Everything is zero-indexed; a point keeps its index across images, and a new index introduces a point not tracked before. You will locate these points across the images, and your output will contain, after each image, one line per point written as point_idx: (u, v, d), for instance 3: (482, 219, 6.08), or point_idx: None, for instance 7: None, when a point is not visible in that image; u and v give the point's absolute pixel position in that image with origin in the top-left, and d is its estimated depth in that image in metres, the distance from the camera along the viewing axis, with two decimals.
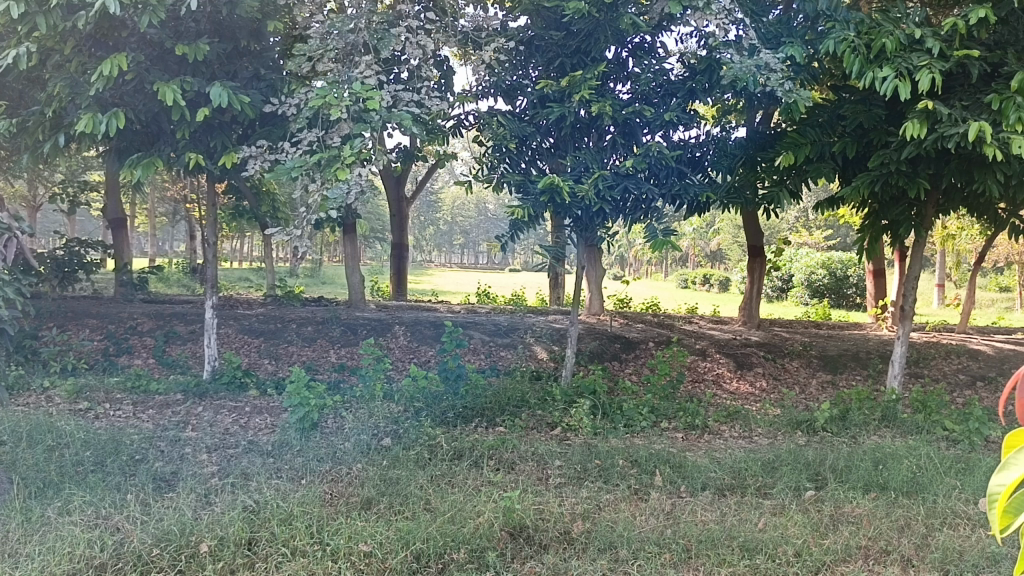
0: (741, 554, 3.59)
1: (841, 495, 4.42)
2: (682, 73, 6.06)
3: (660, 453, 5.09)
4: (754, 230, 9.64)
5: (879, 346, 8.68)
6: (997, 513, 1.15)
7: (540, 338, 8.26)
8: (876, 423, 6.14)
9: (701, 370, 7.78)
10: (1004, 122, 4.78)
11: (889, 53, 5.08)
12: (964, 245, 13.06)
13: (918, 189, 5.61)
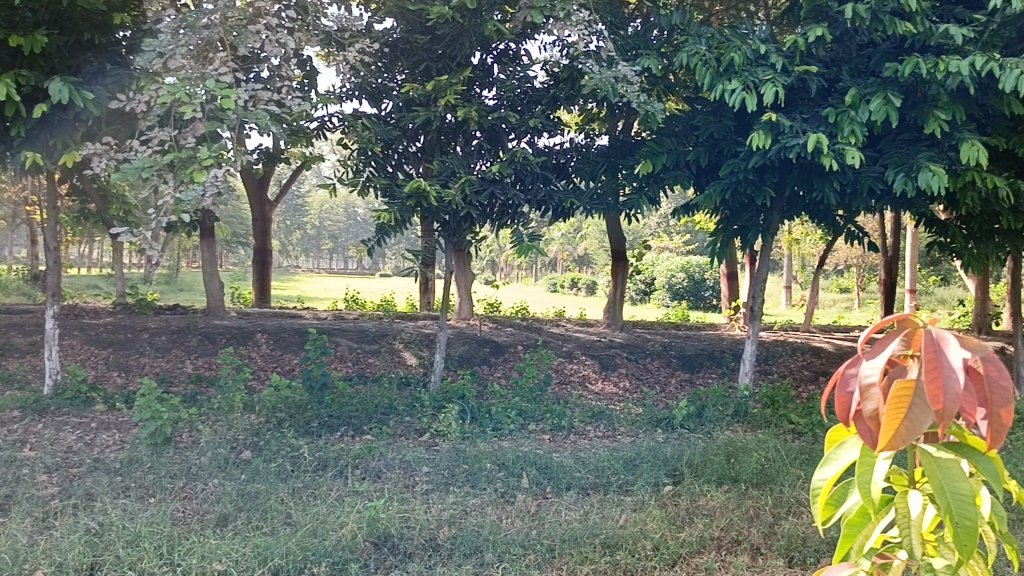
0: (602, 551, 3.67)
1: (696, 489, 4.60)
2: (546, 81, 6.17)
3: (526, 455, 5.15)
4: (617, 235, 9.92)
5: (733, 345, 9.14)
6: (819, 506, 1.28)
7: (409, 343, 8.18)
8: (729, 419, 6.45)
9: (567, 372, 7.93)
10: (840, 134, 5.12)
11: (737, 66, 5.35)
12: (808, 249, 13.95)
13: (765, 196, 5.92)
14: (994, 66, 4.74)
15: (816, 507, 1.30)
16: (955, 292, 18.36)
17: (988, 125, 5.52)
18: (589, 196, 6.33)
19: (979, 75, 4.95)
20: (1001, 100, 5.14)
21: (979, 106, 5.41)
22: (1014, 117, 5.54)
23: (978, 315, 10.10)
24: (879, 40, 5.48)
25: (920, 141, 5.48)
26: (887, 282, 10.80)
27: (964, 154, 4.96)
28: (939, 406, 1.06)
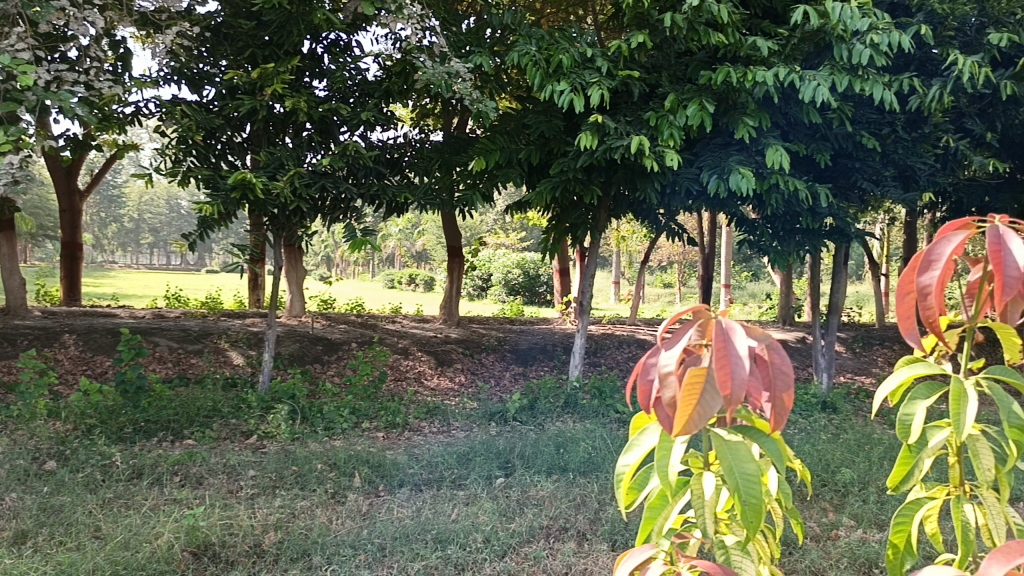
0: (434, 546, 3.67)
1: (527, 479, 4.70)
2: (379, 74, 6.12)
3: (358, 454, 5.06)
4: (453, 231, 9.95)
5: (565, 339, 9.40)
6: (623, 489, 1.24)
7: (236, 343, 7.83)
8: (560, 410, 6.64)
9: (402, 369, 7.86)
10: (661, 137, 5.38)
11: (565, 68, 5.48)
12: (634, 247, 14.59)
13: (592, 195, 6.13)
14: (795, 78, 5.14)
15: (618, 489, 1.26)
16: (764, 287, 19.84)
17: (791, 132, 5.98)
18: (424, 192, 6.22)
19: (782, 86, 5.35)
20: (801, 110, 5.58)
21: (782, 114, 5.85)
22: (812, 125, 6.03)
23: (783, 308, 10.95)
24: (695, 49, 5.80)
25: (731, 146, 5.84)
26: (705, 277, 11.48)
27: (769, 159, 5.35)
28: (727, 391, 1.01)
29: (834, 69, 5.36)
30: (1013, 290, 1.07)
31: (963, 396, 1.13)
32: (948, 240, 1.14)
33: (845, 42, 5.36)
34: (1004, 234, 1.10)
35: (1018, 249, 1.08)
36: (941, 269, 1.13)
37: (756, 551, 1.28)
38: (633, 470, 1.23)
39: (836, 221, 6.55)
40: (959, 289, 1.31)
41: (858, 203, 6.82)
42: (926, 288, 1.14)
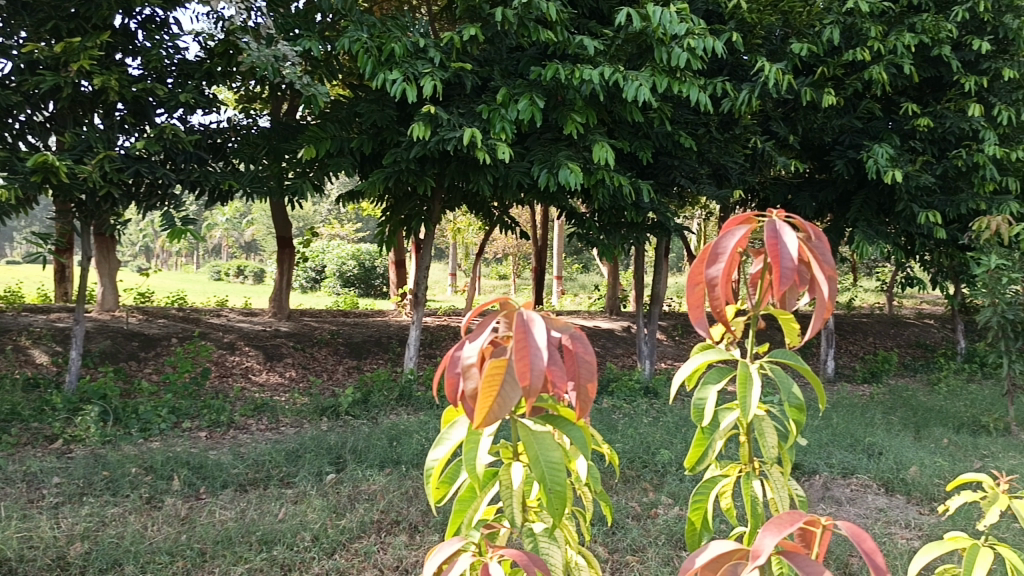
0: (259, 548, 3.53)
1: (359, 474, 4.61)
2: (200, 55, 5.78)
3: (178, 456, 4.78)
4: (283, 220, 9.61)
5: (399, 331, 9.32)
6: (432, 484, 1.23)
7: (39, 339, 7.19)
8: (393, 403, 6.59)
9: (228, 365, 7.50)
10: (492, 130, 5.42)
11: (397, 57, 5.40)
12: (470, 238, 14.69)
13: (425, 186, 6.09)
14: (619, 77, 5.34)
15: (428, 484, 1.25)
16: (594, 278, 20.57)
17: (616, 129, 6.21)
18: (250, 178, 5.94)
19: (608, 84, 5.56)
20: (625, 109, 5.81)
21: (608, 112, 6.05)
22: (635, 123, 6.29)
23: (610, 299, 11.39)
24: (526, 45, 5.90)
25: (560, 141, 5.99)
26: (539, 269, 11.74)
27: (595, 154, 5.53)
28: (527, 382, 1.02)
29: (655, 71, 5.62)
30: (787, 282, 1.16)
31: (748, 380, 1.22)
32: (732, 234, 1.22)
33: (665, 45, 5.59)
34: (779, 228, 1.18)
35: (791, 242, 1.17)
36: (726, 262, 1.20)
37: (565, 536, 1.31)
38: (442, 463, 1.22)
39: (658, 216, 6.88)
40: (744, 276, 1.40)
41: (677, 199, 7.20)
42: (714, 280, 1.21)
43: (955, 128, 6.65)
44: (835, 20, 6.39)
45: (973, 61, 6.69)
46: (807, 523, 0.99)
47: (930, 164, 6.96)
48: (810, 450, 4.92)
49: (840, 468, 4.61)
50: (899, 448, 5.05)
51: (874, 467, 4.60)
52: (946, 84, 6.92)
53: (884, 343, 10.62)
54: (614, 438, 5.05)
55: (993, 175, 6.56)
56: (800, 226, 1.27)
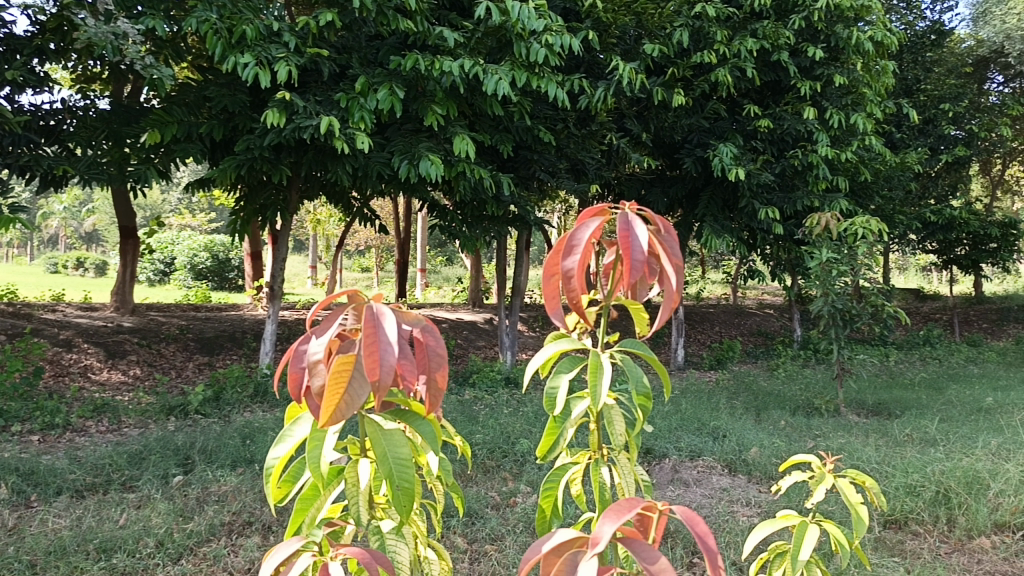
0: (97, 557, 3.31)
1: (208, 475, 4.40)
2: (29, 29, 5.33)
3: (5, 462, 4.41)
4: (126, 209, 9.05)
5: (254, 325, 8.99)
6: (270, 483, 1.17)
7: None
8: (247, 400, 6.35)
9: (64, 364, 6.98)
10: (351, 119, 5.29)
11: (249, 40, 5.16)
12: (329, 230, 14.36)
13: (280, 175, 5.88)
14: (479, 70, 5.34)
15: (267, 483, 1.19)
16: (458, 271, 20.61)
17: (476, 122, 6.21)
18: (86, 164, 5.58)
19: (467, 77, 5.55)
20: (485, 102, 5.82)
21: (468, 105, 6.05)
22: (495, 117, 6.31)
23: (473, 291, 11.43)
24: (385, 34, 5.80)
25: (421, 132, 5.93)
26: (401, 261, 11.63)
27: (456, 146, 5.52)
28: (375, 379, 0.98)
29: (513, 65, 5.66)
30: (639, 273, 1.17)
31: (600, 369, 1.22)
32: (587, 226, 1.22)
33: (524, 40, 5.66)
34: (632, 220, 1.19)
35: (643, 234, 1.18)
36: (581, 253, 1.20)
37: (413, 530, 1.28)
38: (283, 461, 1.16)
39: (518, 209, 6.95)
40: (598, 269, 1.41)
41: (537, 192, 7.30)
42: (569, 271, 1.20)
43: (792, 130, 7.08)
44: (684, 23, 6.65)
45: (807, 67, 7.15)
46: (645, 507, 1.01)
47: (770, 163, 7.39)
48: (660, 435, 5.13)
49: (688, 451, 4.83)
50: (741, 430, 5.34)
51: (718, 449, 4.86)
52: (784, 87, 7.36)
53: (729, 331, 11.22)
54: (475, 429, 5.07)
55: (825, 174, 7.05)
56: (652, 218, 1.29)
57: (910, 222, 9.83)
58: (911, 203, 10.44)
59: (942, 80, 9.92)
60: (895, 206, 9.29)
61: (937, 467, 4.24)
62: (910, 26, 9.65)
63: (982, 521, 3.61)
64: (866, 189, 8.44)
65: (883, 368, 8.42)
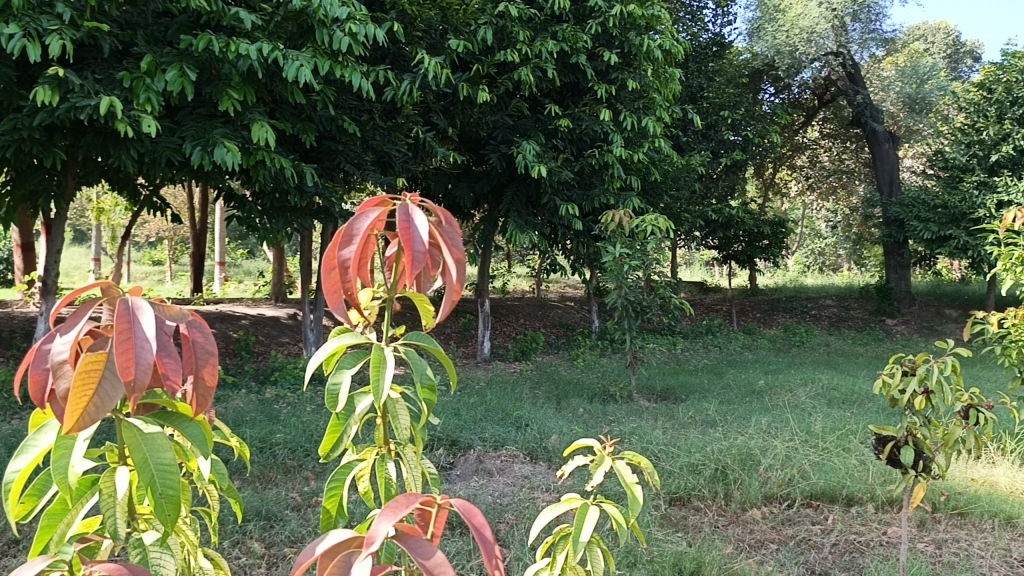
0: None
1: None
2: None
3: None
4: None
5: (26, 324, 8.15)
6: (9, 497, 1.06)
7: None
8: (17, 406, 5.74)
9: None
10: (136, 100, 4.90)
11: (15, 9, 4.59)
12: (115, 219, 13.30)
13: (54, 159, 5.34)
14: (278, 55, 5.13)
15: (6, 500, 1.07)
16: (260, 264, 19.78)
17: (276, 109, 5.96)
18: None
19: (266, 62, 5.32)
20: (285, 89, 5.60)
21: (267, 91, 5.79)
22: (297, 105, 6.09)
23: (275, 285, 11.01)
24: (175, 11, 5.41)
25: (215, 118, 5.61)
26: (197, 254, 10.98)
27: (254, 134, 5.27)
28: (128, 379, 0.90)
29: (316, 52, 5.49)
30: (418, 264, 1.16)
31: (382, 362, 1.20)
32: (365, 216, 1.19)
33: (326, 27, 5.51)
34: (410, 210, 1.18)
35: (422, 225, 1.16)
36: (358, 244, 1.18)
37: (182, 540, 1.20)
38: (24, 475, 1.05)
39: (322, 201, 6.76)
40: (382, 263, 1.39)
41: (341, 184, 7.14)
42: (347, 263, 1.18)
43: (590, 130, 7.40)
44: (488, 21, 6.74)
45: (603, 71, 7.48)
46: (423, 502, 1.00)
47: (570, 162, 7.68)
48: (465, 427, 5.18)
49: (492, 441, 4.93)
50: (541, 419, 5.51)
51: (521, 439, 4.99)
52: (583, 89, 7.67)
53: (533, 324, 11.56)
54: (275, 429, 4.88)
55: (619, 173, 7.43)
56: (433, 209, 1.28)
57: (694, 220, 10.57)
58: (695, 203, 11.23)
59: (722, 90, 10.76)
60: (682, 205, 9.96)
61: (715, 446, 4.59)
62: (695, 37, 10.35)
63: (754, 494, 3.96)
64: (656, 189, 8.99)
65: (671, 356, 9.01)
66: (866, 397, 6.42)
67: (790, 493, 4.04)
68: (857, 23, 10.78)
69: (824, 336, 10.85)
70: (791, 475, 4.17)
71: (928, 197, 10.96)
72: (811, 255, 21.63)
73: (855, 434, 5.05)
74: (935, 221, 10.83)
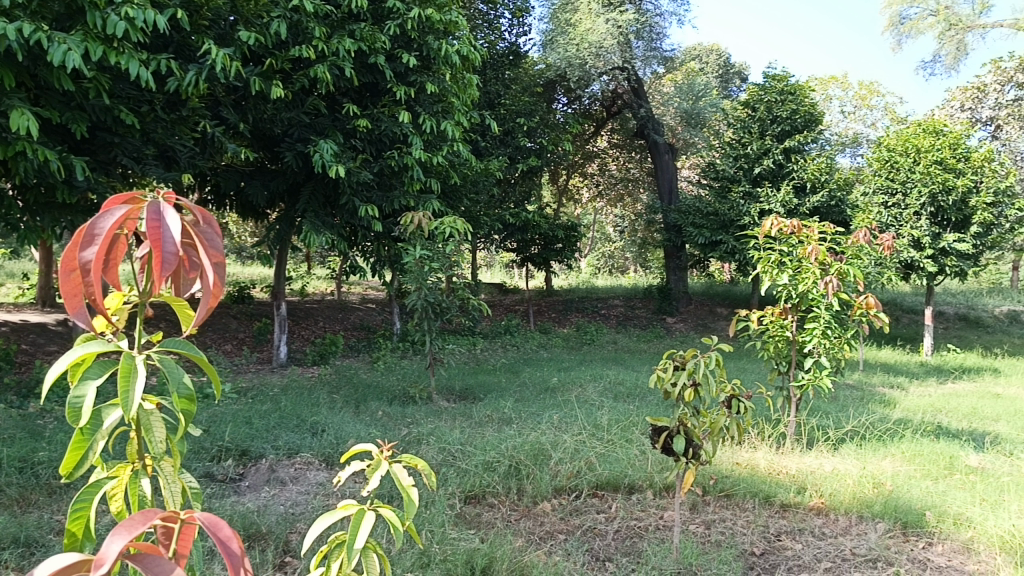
0: None
1: None
2: None
3: None
4: None
5: None
6: None
7: None
8: None
9: None
10: None
11: None
12: None
13: None
14: (42, 37, 4.65)
15: None
16: (25, 265, 17.92)
17: (40, 96, 5.40)
18: None
19: (27, 43, 4.81)
20: (51, 74, 5.08)
21: (29, 76, 5.23)
22: (65, 92, 5.56)
23: (43, 288, 10.01)
24: None
25: None
26: None
27: (12, 121, 4.73)
28: None
29: (87, 36, 5.04)
30: (169, 267, 1.10)
31: (132, 372, 1.12)
32: (110, 215, 1.10)
33: (99, 10, 5.07)
34: (161, 209, 1.11)
35: (175, 225, 1.11)
36: (102, 244, 1.09)
37: None
38: None
39: (96, 197, 6.23)
40: (130, 264, 1.29)
41: (118, 179, 6.60)
42: (89, 264, 1.08)
43: (388, 131, 7.36)
44: (282, 14, 6.49)
45: (402, 73, 7.45)
46: (165, 518, 0.96)
47: (368, 163, 7.58)
48: (256, 436, 4.98)
49: (285, 449, 4.77)
50: (338, 424, 5.41)
51: (316, 445, 4.87)
52: (381, 90, 7.59)
53: (332, 326, 11.32)
54: (38, 447, 4.43)
55: (418, 176, 7.45)
56: (189, 209, 1.22)
57: (493, 224, 10.81)
58: (494, 206, 11.46)
59: (518, 97, 11.11)
60: (480, 208, 10.17)
61: (510, 443, 4.71)
62: (492, 45, 10.59)
63: (544, 487, 4.11)
64: (456, 192, 9.10)
65: (470, 357, 9.15)
66: (648, 391, 6.85)
67: (578, 484, 4.23)
68: (641, 41, 11.41)
69: (612, 334, 11.48)
70: (579, 468, 4.36)
71: (702, 205, 11.87)
72: (602, 258, 22.83)
73: (637, 426, 5.39)
74: (708, 227, 11.75)
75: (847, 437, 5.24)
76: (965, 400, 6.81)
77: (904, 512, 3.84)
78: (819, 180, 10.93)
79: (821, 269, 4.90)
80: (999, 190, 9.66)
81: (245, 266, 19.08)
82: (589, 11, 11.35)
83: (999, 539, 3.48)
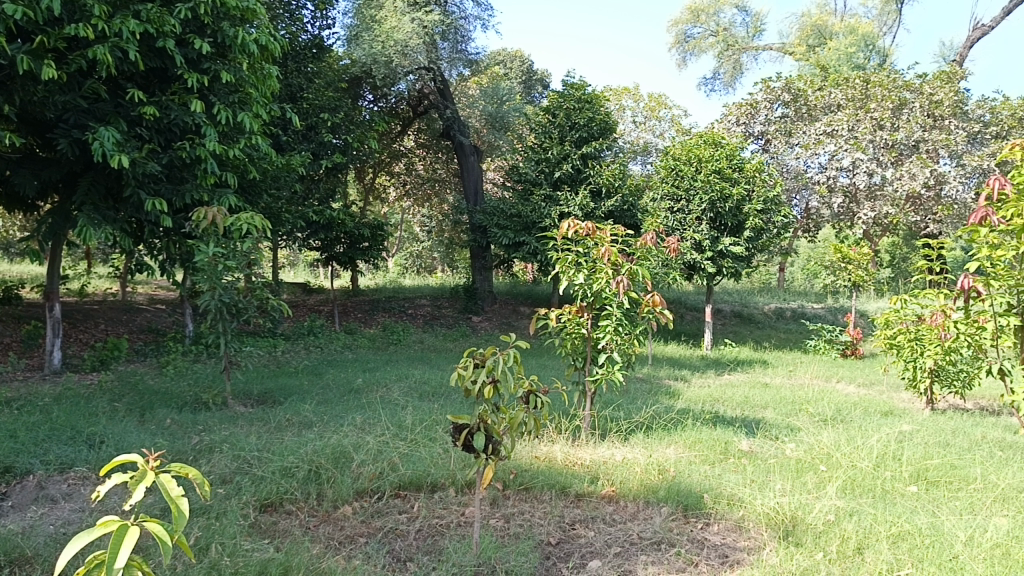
0: None
1: None
2: None
3: None
4: None
5: None
6: None
7: None
8: None
9: None
10: None
11: None
12: None
13: None
14: None
15: None
16: None
17: None
18: None
19: None
20: None
21: None
22: None
23: None
24: None
25: None
26: None
27: None
28: None
29: None
30: None
31: None
32: None
33: None
34: None
35: None
36: None
37: None
38: None
39: None
40: None
41: None
42: None
43: (179, 121, 6.92)
44: None
45: (194, 59, 7.03)
46: None
47: (156, 153, 7.07)
48: (22, 450, 4.51)
49: (57, 464, 4.35)
50: (120, 434, 5.01)
51: (93, 458, 4.48)
52: (171, 76, 7.12)
53: (115, 328, 10.48)
54: None
55: (212, 168, 7.06)
56: None
57: (295, 221, 10.47)
58: (296, 203, 11.10)
59: (321, 92, 10.83)
60: (281, 205, 9.81)
61: (310, 447, 4.58)
62: (294, 36, 10.27)
63: (345, 491, 4.02)
64: (254, 187, 8.71)
65: (269, 359, 8.80)
66: (452, 389, 6.89)
67: (380, 486, 4.18)
68: (447, 42, 11.56)
69: (418, 333, 11.46)
70: (382, 469, 4.31)
71: (506, 207, 12.15)
72: (409, 257, 22.72)
73: (441, 424, 5.40)
74: (511, 228, 12.05)
75: (636, 428, 5.55)
76: (739, 390, 7.42)
77: (685, 496, 4.13)
78: (613, 185, 11.57)
79: (613, 269, 5.18)
80: (767, 199, 10.64)
81: (13, 263, 17.21)
82: (394, 9, 11.32)
83: (765, 517, 3.81)
